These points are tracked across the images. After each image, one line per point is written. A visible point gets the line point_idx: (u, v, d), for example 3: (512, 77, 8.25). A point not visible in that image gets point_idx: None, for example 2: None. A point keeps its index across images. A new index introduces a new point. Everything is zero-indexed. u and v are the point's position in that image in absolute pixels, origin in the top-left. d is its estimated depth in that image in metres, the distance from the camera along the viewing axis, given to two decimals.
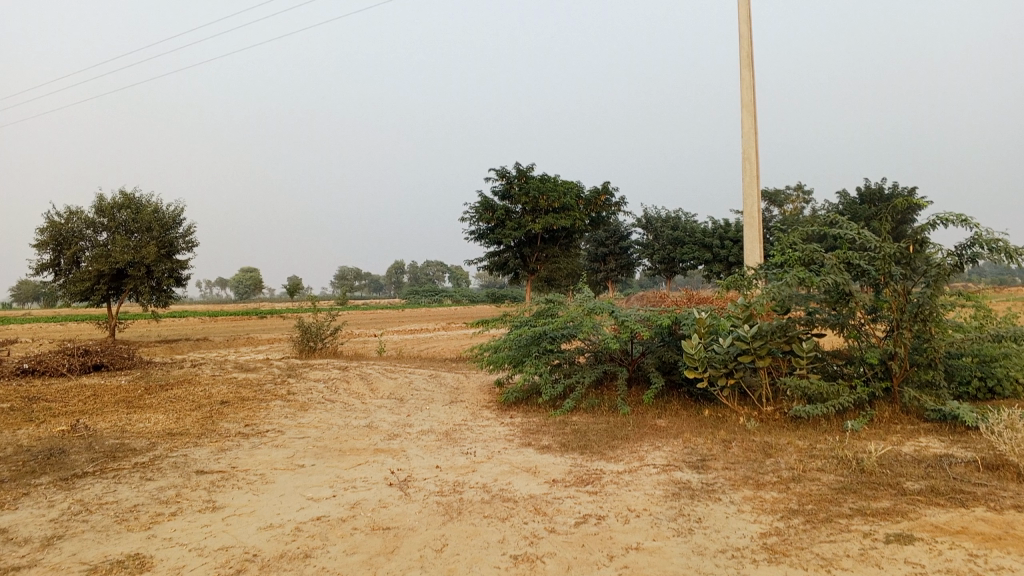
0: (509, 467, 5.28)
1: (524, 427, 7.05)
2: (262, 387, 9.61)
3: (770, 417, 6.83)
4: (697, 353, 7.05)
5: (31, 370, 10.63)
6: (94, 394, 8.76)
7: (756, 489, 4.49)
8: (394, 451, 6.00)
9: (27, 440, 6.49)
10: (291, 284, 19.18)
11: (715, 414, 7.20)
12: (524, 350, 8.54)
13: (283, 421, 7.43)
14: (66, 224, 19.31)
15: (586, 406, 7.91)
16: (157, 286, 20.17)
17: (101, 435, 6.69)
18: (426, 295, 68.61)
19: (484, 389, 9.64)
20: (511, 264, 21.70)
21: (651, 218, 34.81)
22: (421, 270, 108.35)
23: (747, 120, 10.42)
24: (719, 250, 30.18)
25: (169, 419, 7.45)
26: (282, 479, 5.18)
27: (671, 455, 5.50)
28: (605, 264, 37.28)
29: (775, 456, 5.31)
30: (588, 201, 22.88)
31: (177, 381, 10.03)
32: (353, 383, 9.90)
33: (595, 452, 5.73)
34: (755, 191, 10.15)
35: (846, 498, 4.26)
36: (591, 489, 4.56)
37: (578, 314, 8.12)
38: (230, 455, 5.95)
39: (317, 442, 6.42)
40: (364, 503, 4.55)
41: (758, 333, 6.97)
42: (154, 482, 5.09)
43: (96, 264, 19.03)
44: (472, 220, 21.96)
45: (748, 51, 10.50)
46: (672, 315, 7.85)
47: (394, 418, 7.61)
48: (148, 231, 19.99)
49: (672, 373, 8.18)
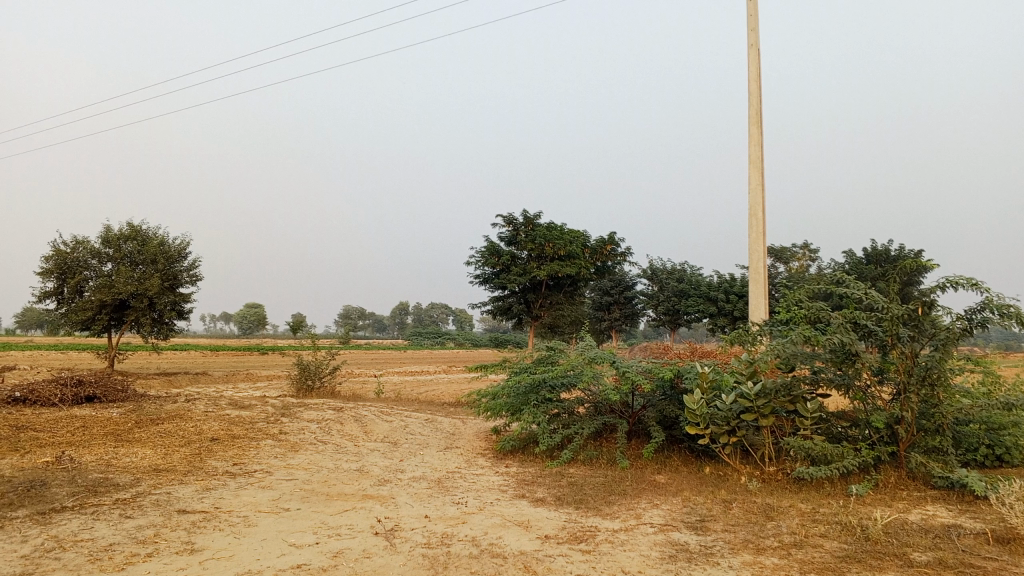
0: (501, 520, 5.10)
1: (519, 477, 6.87)
2: (255, 425, 9.45)
3: (773, 478, 6.65)
4: (699, 409, 6.90)
5: (23, 399, 10.48)
6: (84, 426, 8.60)
7: (756, 554, 4.31)
8: (384, 497, 5.83)
9: (9, 471, 6.32)
10: (293, 322, 19.08)
11: (716, 472, 7.02)
12: (523, 398, 8.40)
13: (273, 461, 7.26)
14: (71, 254, 19.31)
15: (584, 458, 7.73)
16: (159, 319, 20.07)
17: (85, 468, 6.53)
18: (429, 337, 68.40)
19: (480, 436, 9.46)
20: (515, 309, 21.62)
21: (657, 269, 34.79)
22: (425, 312, 108.26)
23: (754, 176, 10.39)
24: (724, 303, 30.06)
25: (156, 455, 7.29)
26: (265, 523, 5.01)
27: (669, 514, 5.32)
28: (609, 313, 37.17)
29: (776, 519, 5.13)
30: (594, 250, 22.86)
31: (169, 415, 9.88)
32: (347, 425, 9.72)
33: (590, 507, 5.55)
34: (761, 246, 10.06)
35: (850, 567, 4.08)
36: (584, 548, 4.38)
37: (579, 363, 7.98)
38: (214, 495, 5.78)
39: (305, 485, 6.25)
40: (347, 552, 4.37)
41: (762, 391, 6.81)
42: (134, 520, 4.92)
43: (99, 294, 18.97)
44: (477, 264, 21.92)
45: (757, 108, 10.51)
46: (674, 368, 7.69)
47: (387, 463, 7.44)
48: (153, 264, 19.98)
49: (673, 428, 8.01)
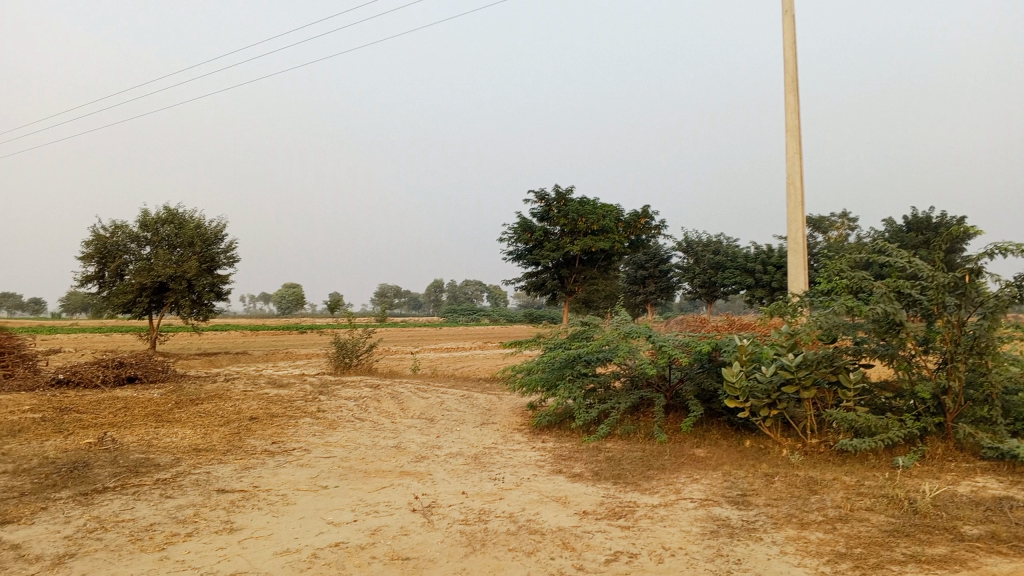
0: (538, 496, 5.05)
1: (556, 453, 6.82)
2: (293, 403, 9.53)
3: (815, 451, 6.53)
4: (738, 382, 6.79)
5: (67, 381, 10.68)
6: (126, 407, 8.74)
7: (800, 529, 4.21)
8: (421, 474, 5.82)
9: (53, 452, 6.43)
10: (330, 300, 19.23)
11: (757, 446, 6.92)
12: (558, 373, 8.35)
13: (311, 439, 7.30)
14: (111, 238, 19.61)
15: (621, 433, 7.66)
16: (198, 300, 20.34)
17: (127, 449, 6.62)
18: (465, 314, 68.61)
19: (517, 412, 9.43)
20: (549, 285, 21.54)
21: (692, 241, 34.44)
22: (460, 289, 108.60)
23: (791, 145, 10.14)
24: (761, 275, 29.65)
25: (196, 434, 7.36)
26: (304, 501, 5.02)
27: (709, 489, 5.23)
28: (644, 286, 36.92)
29: (820, 493, 5.02)
30: (628, 224, 22.64)
31: (209, 395, 10.00)
32: (384, 402, 9.75)
33: (629, 483, 5.48)
34: (800, 216, 9.84)
35: (898, 542, 3.96)
36: (624, 524, 4.32)
37: (614, 338, 7.89)
38: (253, 473, 5.82)
39: (343, 462, 6.26)
40: (384, 529, 4.36)
41: (803, 363, 6.67)
42: (174, 500, 4.96)
43: (139, 277, 19.25)
44: (510, 240, 21.85)
45: (793, 75, 10.24)
46: (712, 341, 7.56)
47: (424, 439, 7.44)
48: (190, 246, 20.20)
49: (711, 401, 7.90)
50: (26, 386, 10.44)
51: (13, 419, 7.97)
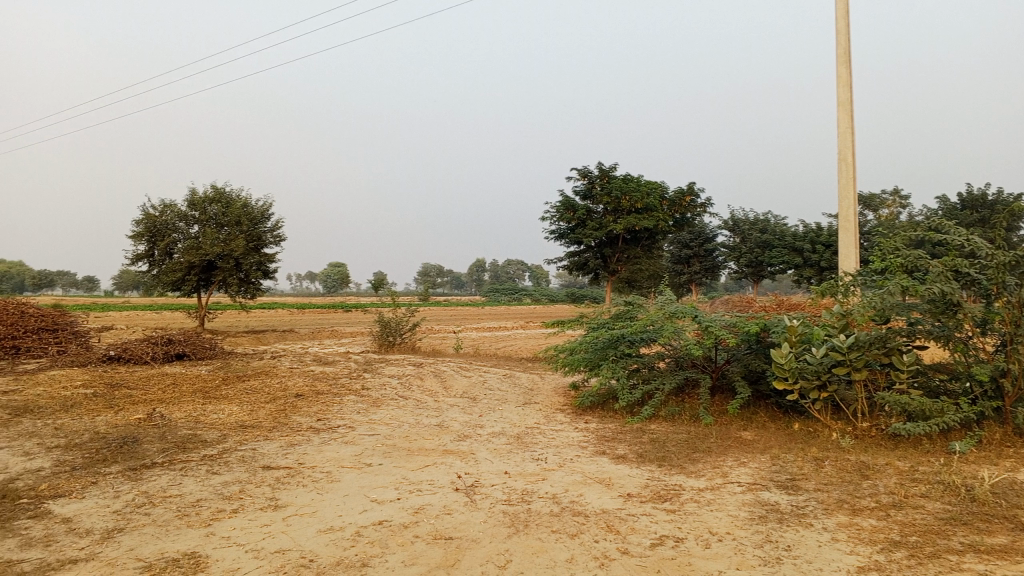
0: (582, 477, 5.00)
1: (600, 434, 6.75)
2: (337, 381, 9.59)
3: (866, 434, 6.36)
4: (787, 363, 6.65)
5: (118, 357, 10.90)
6: (174, 383, 8.88)
7: (852, 515, 4.09)
8: (463, 453, 5.80)
9: (104, 428, 6.55)
10: (374, 279, 19.34)
11: (806, 428, 6.78)
12: (602, 353, 8.26)
13: (355, 417, 7.33)
14: (160, 217, 19.93)
15: (666, 414, 7.56)
16: (245, 278, 20.61)
17: (175, 425, 6.71)
18: (507, 293, 68.66)
19: (560, 392, 9.37)
20: (591, 264, 21.39)
21: (738, 220, 33.93)
22: (502, 268, 108.75)
23: (844, 119, 9.85)
24: (810, 254, 29.09)
25: (242, 411, 7.45)
26: (348, 479, 5.03)
27: (757, 473, 5.11)
28: (688, 266, 36.51)
29: (872, 478, 4.87)
30: (672, 202, 22.35)
31: (255, 372, 10.12)
32: (427, 380, 9.77)
33: (674, 465, 5.39)
34: (852, 193, 9.57)
35: (956, 531, 3.82)
36: (669, 507, 4.24)
37: (659, 318, 7.77)
38: (298, 450, 5.86)
39: (387, 440, 6.27)
40: (427, 508, 4.34)
41: (854, 344, 6.50)
42: (220, 476, 5.01)
43: (187, 255, 19.55)
44: (553, 219, 21.73)
45: (846, 47, 9.92)
46: (761, 321, 7.41)
47: (466, 418, 7.43)
48: (237, 225, 20.45)
49: (759, 383, 7.76)
50: (79, 362, 10.68)
51: (66, 395, 8.14)
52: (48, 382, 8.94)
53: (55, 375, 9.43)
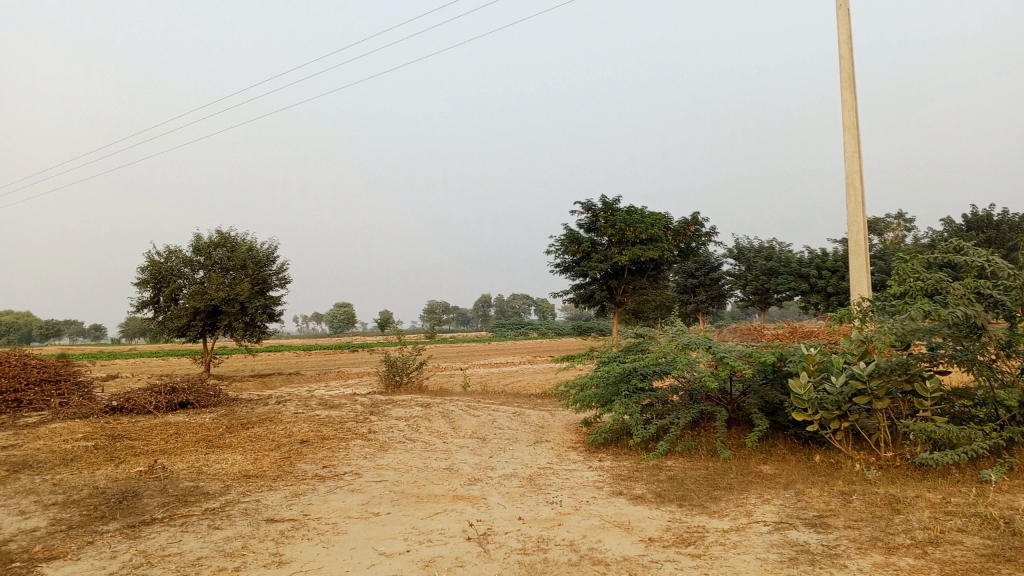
0: (599, 522, 4.77)
1: (615, 472, 6.53)
2: (343, 425, 9.38)
3: (891, 465, 6.13)
4: (806, 393, 6.44)
5: (121, 408, 10.71)
6: (177, 433, 8.68)
7: (887, 555, 3.86)
8: (474, 498, 5.58)
9: (103, 482, 6.35)
10: (381, 318, 19.18)
11: (828, 461, 6.56)
12: (614, 388, 8.05)
13: (362, 463, 7.12)
14: (165, 263, 19.86)
15: (682, 449, 7.33)
16: (251, 322, 20.48)
17: (176, 477, 6.51)
18: (512, 328, 68.42)
19: (571, 429, 9.14)
20: (597, 297, 21.22)
21: (744, 248, 33.82)
22: (507, 303, 108.58)
23: (850, 144, 9.74)
24: (816, 280, 28.87)
25: (246, 460, 7.24)
26: (355, 530, 4.82)
27: (782, 510, 4.88)
28: (694, 295, 36.32)
29: (904, 513, 4.63)
30: (676, 232, 22.23)
31: (260, 418, 9.91)
32: (435, 421, 9.55)
33: (695, 505, 5.17)
34: (861, 217, 9.42)
35: (1000, 568, 3.59)
36: (693, 551, 4.03)
37: (671, 350, 7.56)
38: (303, 500, 5.65)
39: (395, 487, 6.05)
40: (439, 560, 4.13)
41: (875, 371, 6.29)
42: (222, 532, 4.80)
43: (192, 301, 19.43)
44: (557, 253, 21.58)
45: (849, 71, 9.84)
46: (777, 351, 7.24)
47: (476, 460, 7.21)
48: (242, 269, 20.36)
49: (776, 414, 7.57)
50: (81, 413, 10.49)
51: (67, 448, 7.95)
52: (49, 435, 8.75)
53: (56, 428, 9.25)
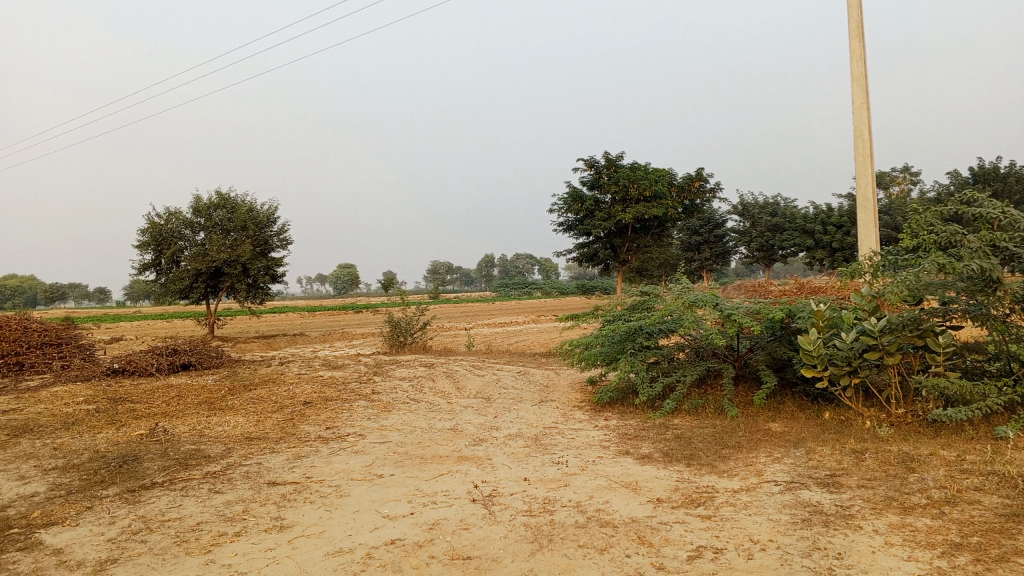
0: (606, 482, 4.68)
1: (621, 432, 6.44)
2: (347, 385, 9.30)
3: (902, 422, 6.03)
4: (816, 349, 6.32)
5: (123, 370, 10.64)
6: (180, 395, 8.61)
7: (903, 515, 3.76)
8: (479, 459, 5.49)
9: (104, 446, 6.28)
10: (385, 278, 19.07)
11: (838, 418, 6.47)
12: (619, 346, 7.95)
13: (365, 424, 7.04)
14: (165, 225, 19.70)
15: (689, 408, 7.24)
16: (253, 284, 20.38)
17: (178, 440, 6.45)
18: (517, 288, 68.34)
19: (576, 388, 9.05)
20: (601, 255, 21.06)
21: (748, 204, 33.55)
22: (511, 262, 108.42)
23: (858, 94, 9.48)
24: (821, 236, 28.63)
25: (248, 422, 7.17)
26: (357, 493, 4.73)
27: (794, 469, 4.78)
28: (699, 253, 36.15)
29: (918, 471, 4.52)
30: (681, 189, 21.98)
31: (263, 380, 9.83)
32: (439, 381, 9.47)
33: (704, 464, 5.07)
34: (870, 170, 9.20)
35: (1022, 529, 3.48)
36: (704, 513, 3.93)
37: (677, 307, 7.42)
38: (305, 463, 5.56)
39: (398, 448, 5.97)
40: (443, 523, 4.04)
41: (886, 326, 6.14)
42: (222, 496, 4.72)
43: (194, 263, 19.30)
44: (560, 211, 21.38)
45: (858, 19, 9.54)
46: (785, 307, 7.10)
47: (481, 420, 7.13)
48: (243, 230, 20.20)
49: (784, 371, 7.45)
50: (83, 376, 10.43)
51: (68, 412, 7.88)
52: (50, 398, 8.68)
53: (58, 391, 9.19)
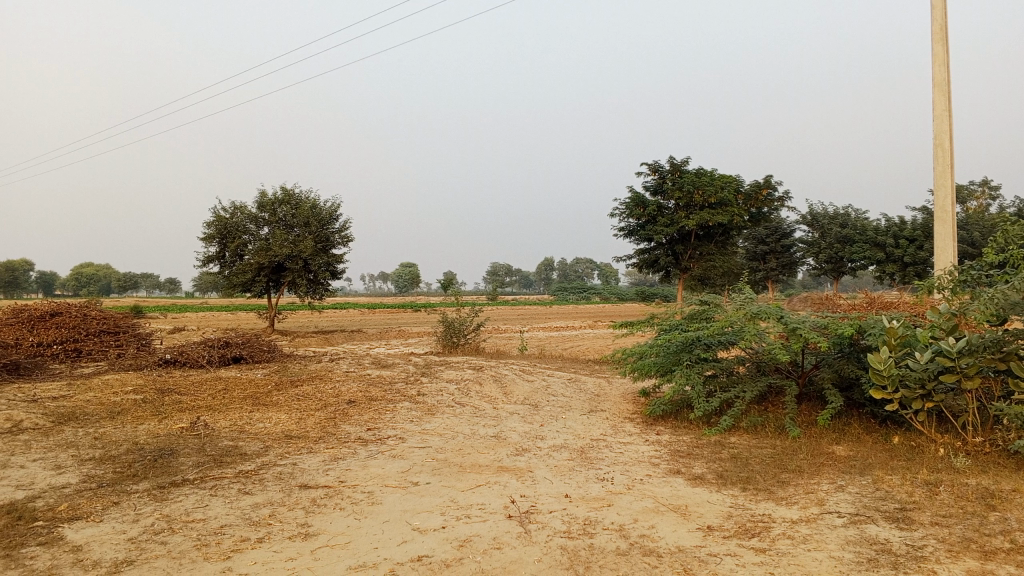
0: (654, 504, 4.36)
1: (673, 448, 6.10)
2: (393, 386, 9.12)
3: (980, 451, 5.55)
4: (886, 369, 5.89)
5: (174, 362, 10.68)
6: (226, 389, 8.55)
7: (983, 561, 3.36)
8: (520, 471, 5.22)
9: (143, 438, 6.21)
10: (445, 278, 18.94)
11: (908, 444, 6.03)
12: (675, 357, 7.61)
13: (407, 427, 6.83)
14: (230, 219, 19.94)
15: (747, 426, 6.85)
16: (314, 279, 20.47)
17: (217, 435, 6.34)
18: (575, 292, 67.84)
19: (628, 399, 8.71)
20: (662, 261, 20.63)
21: (818, 214, 32.62)
22: (571, 267, 107.94)
23: (940, 101, 8.93)
24: (893, 249, 27.62)
25: (290, 420, 7.04)
26: (390, 501, 4.51)
27: (859, 500, 4.38)
28: (764, 263, 35.29)
29: (1000, 509, 4.08)
30: (747, 196, 21.38)
31: (311, 376, 9.74)
32: (487, 385, 9.23)
33: (760, 490, 4.70)
34: (950, 181, 8.66)
35: None
36: (758, 546, 3.59)
37: (738, 319, 7.06)
38: (340, 466, 5.37)
39: (437, 454, 5.74)
40: (475, 540, 3.78)
41: (966, 348, 5.68)
42: (251, 497, 4.55)
43: (257, 257, 19.48)
44: (622, 215, 21.01)
45: (942, 22, 9.00)
46: (855, 322, 6.69)
47: (526, 429, 6.87)
48: (306, 226, 20.33)
49: (851, 390, 7.02)
50: (135, 366, 10.51)
51: (115, 401, 7.89)
52: (100, 387, 8.73)
53: (110, 380, 9.25)
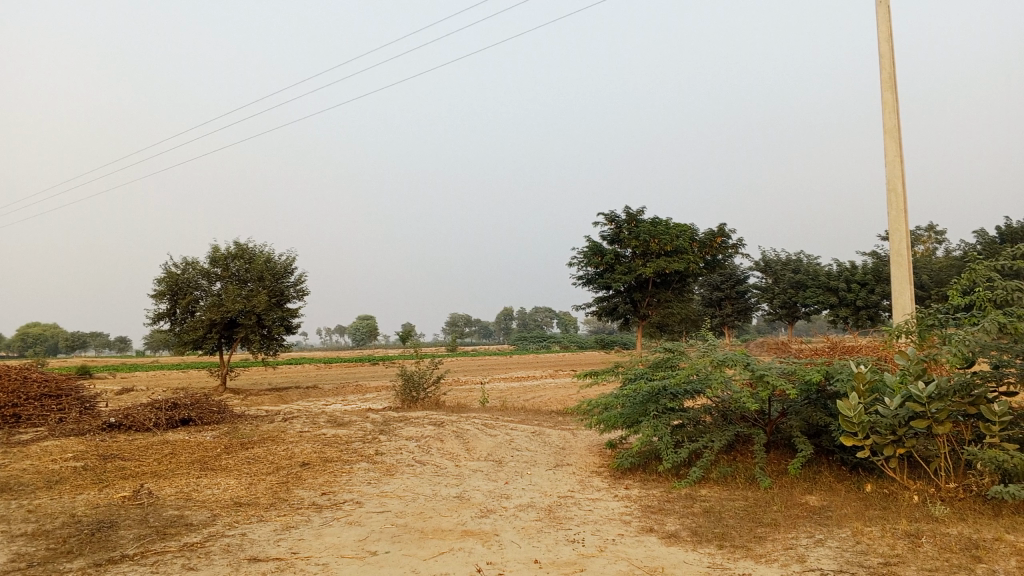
0: (628, 567, 4.13)
1: (644, 503, 5.88)
2: (350, 445, 8.78)
3: (955, 498, 5.43)
4: (857, 416, 5.76)
5: (119, 426, 10.17)
6: (173, 453, 8.13)
7: None
8: (486, 534, 4.96)
9: (81, 510, 5.80)
10: (403, 330, 18.64)
11: (881, 491, 5.89)
12: (641, 408, 7.43)
13: (366, 489, 6.52)
14: (181, 275, 19.46)
15: (718, 476, 6.67)
16: (269, 334, 19.99)
17: (162, 504, 5.96)
18: (535, 341, 67.66)
19: (594, 451, 8.49)
20: (621, 310, 20.58)
21: (771, 260, 33.08)
22: (529, 317, 107.94)
23: (890, 148, 9.04)
24: (845, 293, 28.04)
25: (240, 485, 6.67)
26: (347, 573, 4.20)
27: (841, 555, 4.21)
28: (720, 309, 35.55)
29: (987, 561, 3.94)
30: (702, 244, 21.54)
31: (264, 437, 9.33)
32: (448, 442, 8.94)
33: (737, 547, 4.50)
34: (904, 226, 8.71)
35: None
36: None
37: (704, 366, 6.91)
38: (293, 535, 5.04)
39: (397, 519, 5.43)
40: None
41: (936, 392, 5.59)
42: (196, 574, 4.21)
43: (209, 313, 18.98)
44: (579, 264, 20.99)
45: (890, 71, 9.18)
46: (822, 368, 6.60)
47: (490, 487, 6.60)
48: (260, 281, 19.91)
49: (820, 437, 6.91)
50: (77, 431, 9.99)
51: (54, 469, 7.43)
52: (38, 454, 8.23)
53: (49, 446, 8.73)
